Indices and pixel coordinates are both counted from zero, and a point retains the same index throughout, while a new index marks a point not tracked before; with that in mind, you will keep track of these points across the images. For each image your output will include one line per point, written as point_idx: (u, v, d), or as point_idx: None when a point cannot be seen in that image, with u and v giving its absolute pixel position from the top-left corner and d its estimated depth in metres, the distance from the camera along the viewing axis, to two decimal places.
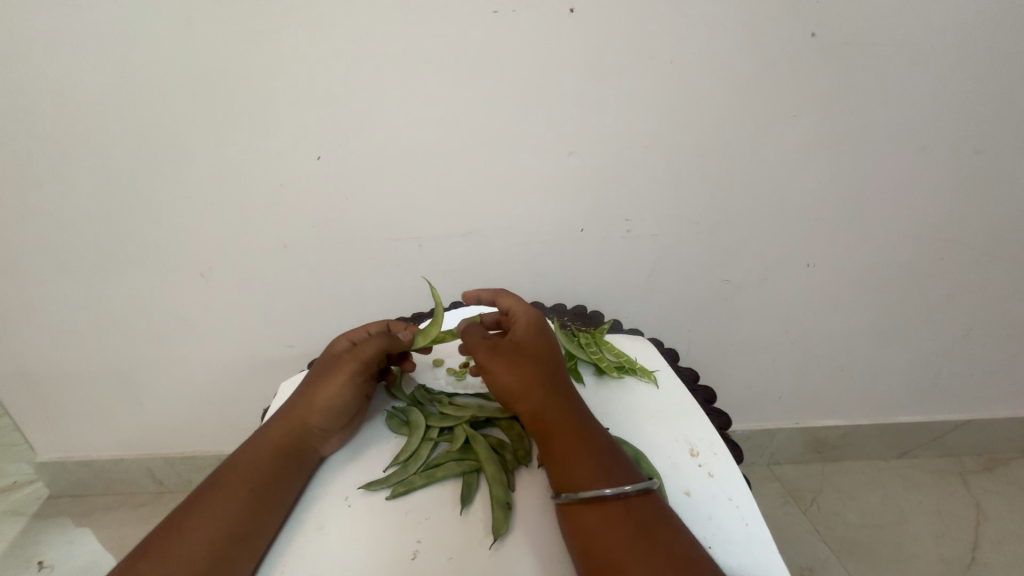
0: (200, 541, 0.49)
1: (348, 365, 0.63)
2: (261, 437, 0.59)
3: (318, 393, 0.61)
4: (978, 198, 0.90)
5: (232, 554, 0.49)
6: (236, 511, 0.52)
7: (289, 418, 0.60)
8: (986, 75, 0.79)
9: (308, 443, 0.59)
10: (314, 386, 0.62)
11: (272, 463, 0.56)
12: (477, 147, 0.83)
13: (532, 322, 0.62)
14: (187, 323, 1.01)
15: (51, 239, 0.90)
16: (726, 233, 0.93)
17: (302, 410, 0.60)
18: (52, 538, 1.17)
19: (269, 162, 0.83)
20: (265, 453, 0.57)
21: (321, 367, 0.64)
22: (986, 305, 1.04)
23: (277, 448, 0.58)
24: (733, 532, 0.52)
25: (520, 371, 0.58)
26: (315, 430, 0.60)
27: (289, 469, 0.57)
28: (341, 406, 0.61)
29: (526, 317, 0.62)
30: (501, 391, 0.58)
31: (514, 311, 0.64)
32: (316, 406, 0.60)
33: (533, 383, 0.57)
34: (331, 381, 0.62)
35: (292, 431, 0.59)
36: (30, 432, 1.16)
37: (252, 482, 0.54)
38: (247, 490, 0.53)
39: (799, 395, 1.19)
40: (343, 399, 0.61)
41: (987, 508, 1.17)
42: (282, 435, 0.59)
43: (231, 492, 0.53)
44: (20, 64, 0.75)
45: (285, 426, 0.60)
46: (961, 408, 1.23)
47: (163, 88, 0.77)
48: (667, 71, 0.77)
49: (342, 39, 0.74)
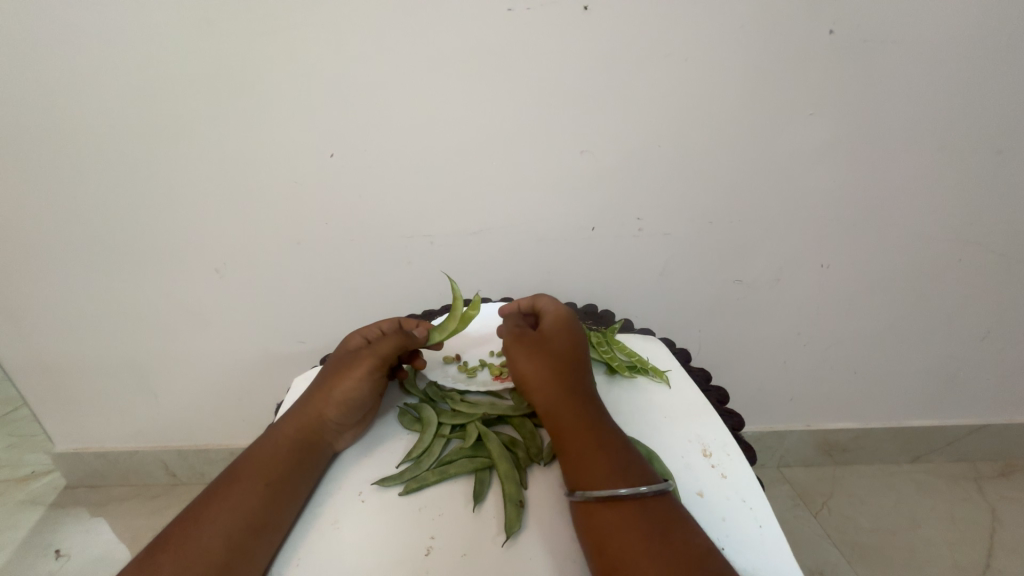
0: (217, 533, 0.50)
1: (364, 361, 0.64)
2: (276, 432, 0.60)
3: (335, 386, 0.62)
4: (998, 199, 0.89)
5: (247, 545, 0.50)
6: (251, 505, 0.52)
7: (305, 411, 0.61)
8: (1008, 74, 0.78)
9: (323, 437, 0.60)
10: (332, 379, 0.63)
11: (288, 456, 0.57)
12: (489, 146, 0.83)
13: (560, 319, 0.67)
14: (201, 318, 1.02)
15: (70, 233, 0.91)
16: (739, 232, 0.92)
17: (318, 403, 0.61)
18: (68, 527, 1.19)
19: (282, 160, 0.84)
20: (280, 447, 0.58)
21: (335, 362, 0.66)
22: (1005, 307, 1.02)
23: (294, 440, 0.59)
24: (747, 534, 0.51)
25: (536, 363, 0.62)
26: (330, 423, 0.61)
27: (304, 464, 0.57)
28: (357, 400, 0.62)
29: (556, 314, 0.68)
30: (520, 379, 0.63)
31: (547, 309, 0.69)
32: (333, 398, 0.61)
33: (546, 373, 0.61)
34: (349, 373, 0.63)
35: (309, 424, 0.60)
36: (49, 423, 1.19)
37: (266, 477, 0.55)
38: (263, 483, 0.54)
39: (811, 397, 1.18)
40: (360, 393, 0.62)
41: (1003, 514, 1.15)
42: (297, 431, 0.60)
43: (247, 485, 0.54)
44: (39, 62, 0.76)
45: (302, 419, 0.61)
46: (978, 413, 1.21)
47: (178, 84, 0.78)
48: (681, 69, 0.77)
49: (355, 36, 0.74)
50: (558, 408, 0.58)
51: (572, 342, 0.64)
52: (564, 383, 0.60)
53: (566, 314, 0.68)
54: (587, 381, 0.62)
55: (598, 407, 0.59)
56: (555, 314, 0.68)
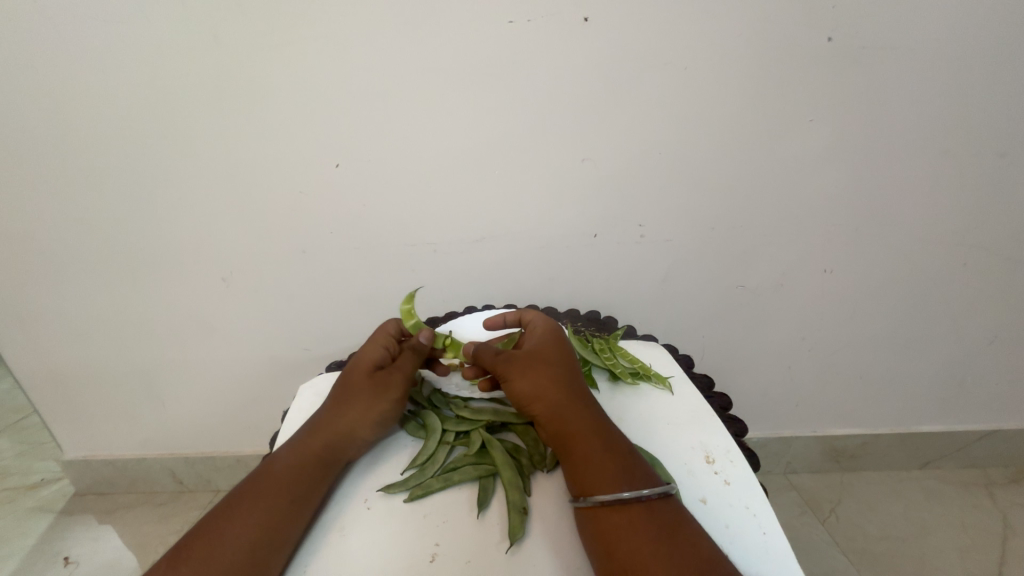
0: (242, 549, 0.50)
1: (397, 383, 0.64)
2: (299, 443, 0.60)
3: (368, 404, 0.62)
4: (1002, 203, 0.89)
5: (272, 563, 0.50)
6: (275, 521, 0.52)
7: (331, 424, 0.61)
8: (1008, 78, 0.78)
9: (347, 451, 0.60)
10: (365, 396, 0.63)
11: (313, 472, 0.57)
12: (492, 156, 0.84)
13: (548, 329, 0.65)
14: (208, 326, 1.03)
15: (81, 243, 0.93)
16: (741, 238, 0.92)
17: (347, 418, 0.61)
18: (76, 535, 1.20)
19: (288, 170, 0.85)
20: (303, 460, 0.58)
21: (360, 376, 0.65)
22: (1012, 311, 1.02)
23: (316, 453, 0.59)
24: (751, 541, 0.51)
25: (532, 378, 0.59)
26: (355, 439, 0.61)
27: (324, 476, 0.58)
28: (387, 419, 0.63)
29: (542, 324, 0.66)
30: (516, 396, 0.59)
31: (532, 322, 0.67)
32: (365, 416, 0.62)
33: (544, 386, 0.58)
34: (384, 395, 0.63)
35: (334, 438, 0.60)
36: (58, 431, 1.20)
37: (291, 493, 0.55)
38: (288, 500, 0.54)
39: (816, 403, 1.17)
40: (391, 414, 0.63)
41: (1015, 521, 1.14)
42: (322, 445, 0.59)
43: (270, 500, 0.54)
44: (53, 77, 0.78)
45: (328, 433, 0.60)
46: (987, 418, 1.20)
47: (187, 97, 0.79)
48: (681, 77, 0.78)
49: (360, 48, 0.75)
50: (566, 417, 0.56)
51: (563, 350, 0.62)
52: (566, 390, 0.58)
53: (552, 326, 0.66)
54: (584, 384, 0.61)
55: (601, 410, 0.59)
56: (538, 326, 0.65)
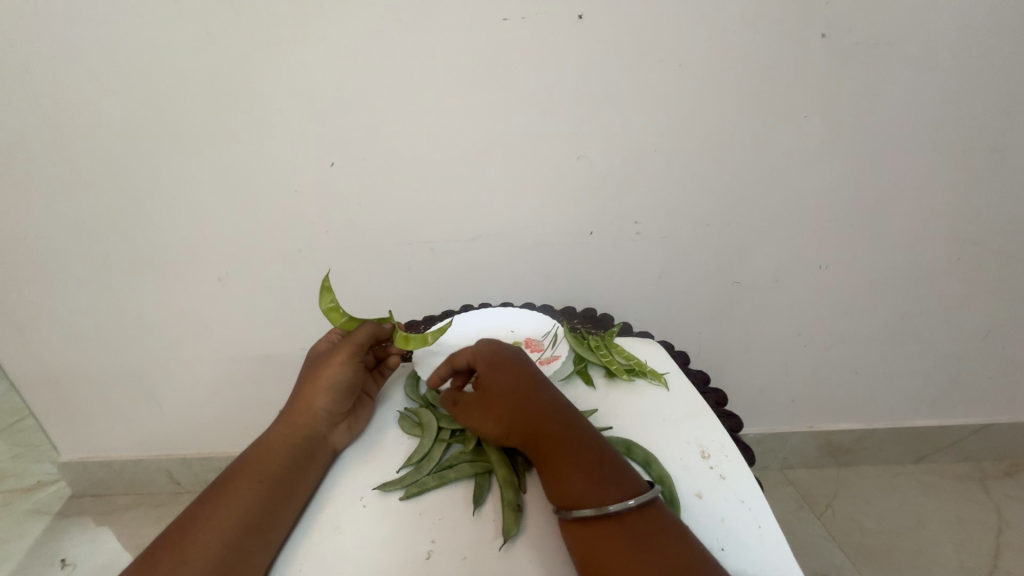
0: (215, 533, 0.51)
1: (343, 350, 0.65)
2: (271, 433, 0.61)
3: (320, 376, 0.64)
4: (996, 197, 0.89)
5: (249, 543, 0.50)
6: (249, 505, 0.53)
7: (296, 409, 0.62)
8: (1001, 73, 0.78)
9: (313, 430, 0.61)
10: (317, 372, 0.65)
11: (281, 456, 0.58)
12: (487, 153, 0.84)
13: (490, 363, 0.60)
14: (203, 325, 1.03)
15: (75, 244, 0.93)
16: (737, 234, 0.92)
17: (306, 397, 0.63)
18: (73, 536, 1.20)
19: (281, 168, 0.85)
20: (275, 447, 0.59)
21: (312, 363, 0.67)
22: (1005, 305, 1.02)
23: (286, 439, 0.60)
24: (746, 535, 0.52)
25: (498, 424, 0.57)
26: (319, 416, 0.62)
27: (298, 458, 0.58)
28: (343, 386, 0.63)
29: (483, 359, 0.61)
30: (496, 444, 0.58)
31: (471, 362, 0.62)
32: (319, 388, 0.63)
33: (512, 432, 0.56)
34: (332, 363, 0.64)
35: (299, 420, 0.61)
36: (55, 433, 1.20)
37: (260, 475, 0.56)
38: (257, 482, 0.55)
39: (812, 399, 1.18)
40: (344, 379, 0.64)
41: (1008, 514, 1.15)
42: (289, 429, 0.61)
43: (244, 486, 0.55)
44: (42, 75, 0.77)
45: (292, 417, 0.62)
46: (982, 412, 1.21)
47: (178, 95, 0.79)
48: (677, 73, 0.78)
49: (353, 45, 0.75)
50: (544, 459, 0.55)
51: (514, 382, 0.59)
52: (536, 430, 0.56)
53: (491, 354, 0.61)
54: (557, 404, 0.59)
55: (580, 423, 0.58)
56: (478, 358, 0.61)
